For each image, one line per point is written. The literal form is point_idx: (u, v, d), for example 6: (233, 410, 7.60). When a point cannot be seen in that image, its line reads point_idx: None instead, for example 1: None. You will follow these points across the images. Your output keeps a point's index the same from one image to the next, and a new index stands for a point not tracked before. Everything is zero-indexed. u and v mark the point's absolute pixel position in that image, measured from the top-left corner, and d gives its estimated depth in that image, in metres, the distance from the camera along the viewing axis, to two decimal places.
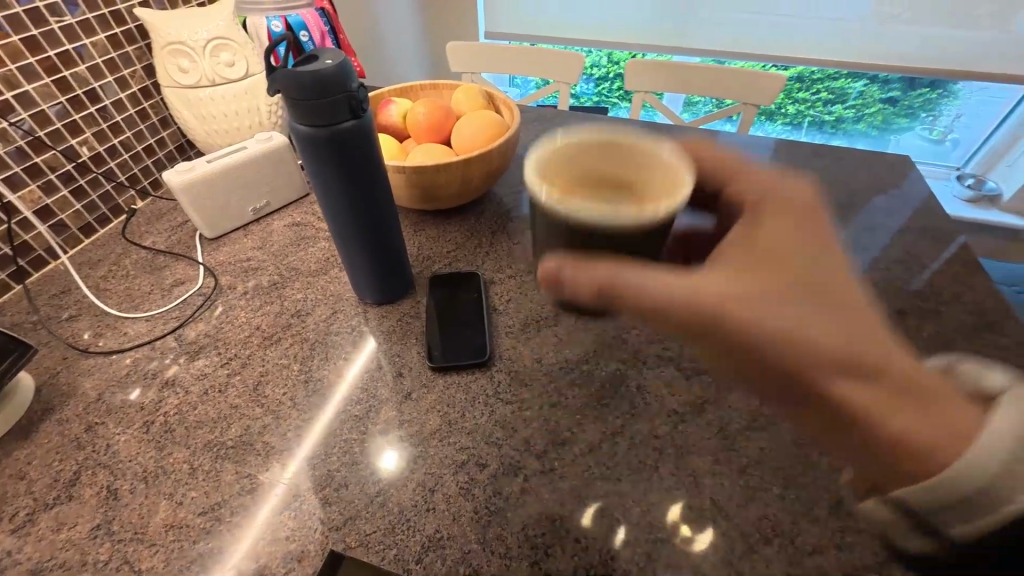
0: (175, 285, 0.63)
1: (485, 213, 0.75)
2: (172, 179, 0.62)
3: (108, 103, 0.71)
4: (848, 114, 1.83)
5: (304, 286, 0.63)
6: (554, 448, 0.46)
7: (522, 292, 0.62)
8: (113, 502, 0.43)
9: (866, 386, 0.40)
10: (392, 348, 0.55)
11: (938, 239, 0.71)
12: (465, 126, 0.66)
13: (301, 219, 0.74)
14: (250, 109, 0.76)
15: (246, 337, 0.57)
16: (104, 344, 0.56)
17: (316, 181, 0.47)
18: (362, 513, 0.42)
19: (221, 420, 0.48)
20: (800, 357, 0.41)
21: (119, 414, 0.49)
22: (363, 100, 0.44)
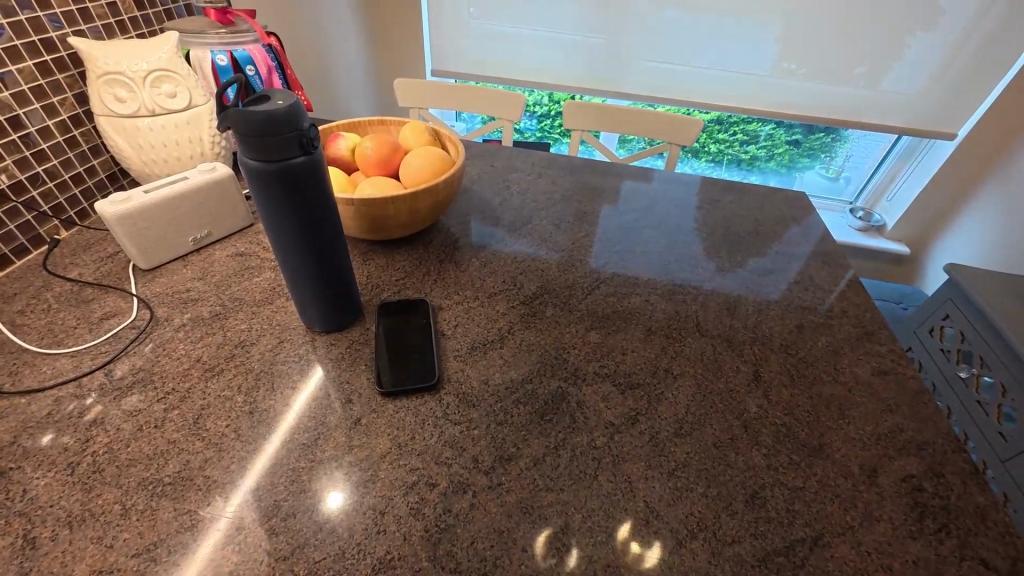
0: (104, 318, 0.61)
1: (432, 243, 0.78)
2: (106, 210, 0.60)
3: (33, 130, 0.68)
4: (761, 153, 2.06)
5: (249, 316, 0.62)
6: (501, 464, 0.48)
7: (469, 317, 0.65)
8: (30, 551, 0.40)
9: None
10: (340, 375, 0.56)
11: (828, 263, 0.82)
12: (411, 161, 0.70)
13: (245, 249, 0.73)
14: (191, 139, 0.76)
15: (185, 370, 0.55)
16: (19, 383, 0.53)
17: (265, 212, 0.48)
18: (311, 540, 0.42)
19: (157, 456, 0.47)
20: None
21: (39, 457, 0.46)
22: (314, 138, 0.46)
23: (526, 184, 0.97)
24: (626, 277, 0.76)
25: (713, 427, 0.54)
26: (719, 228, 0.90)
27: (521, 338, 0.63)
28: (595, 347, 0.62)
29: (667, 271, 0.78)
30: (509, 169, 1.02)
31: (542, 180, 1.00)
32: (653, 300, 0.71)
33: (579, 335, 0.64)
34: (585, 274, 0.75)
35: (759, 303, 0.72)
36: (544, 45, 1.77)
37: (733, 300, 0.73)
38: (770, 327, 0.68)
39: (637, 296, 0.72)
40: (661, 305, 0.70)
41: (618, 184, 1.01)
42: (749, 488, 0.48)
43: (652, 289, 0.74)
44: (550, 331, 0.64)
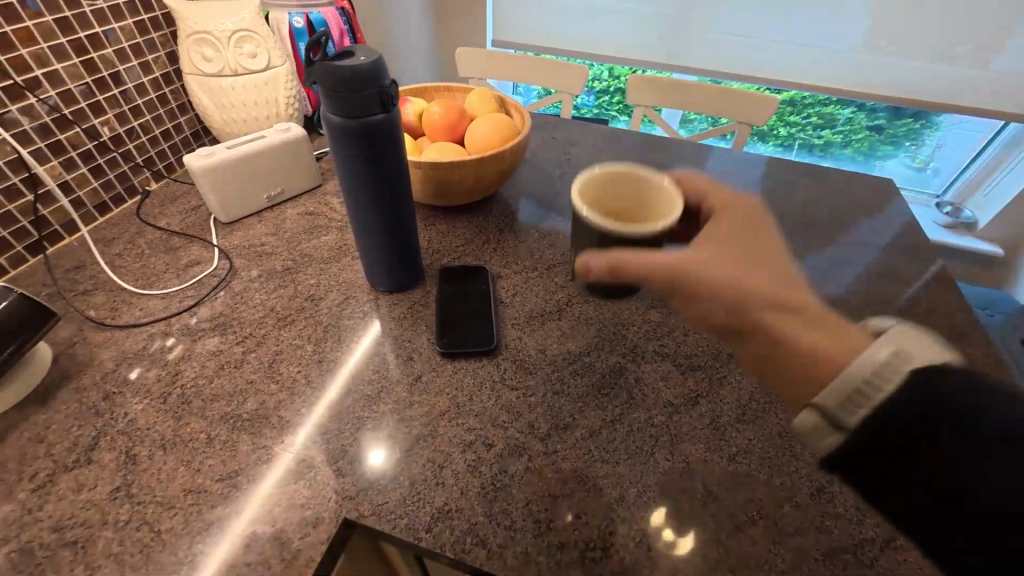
0: (189, 265, 0.65)
1: (492, 212, 0.77)
2: (193, 163, 0.64)
3: (131, 86, 0.72)
4: (836, 139, 1.90)
5: (317, 272, 0.65)
6: (557, 432, 0.49)
7: (527, 287, 0.65)
8: (132, 466, 0.44)
9: (793, 312, 0.40)
10: (403, 334, 0.57)
11: (917, 255, 0.75)
12: (477, 128, 0.70)
13: (314, 208, 0.76)
14: (268, 100, 0.79)
15: (260, 318, 0.58)
16: (119, 318, 0.57)
17: (342, 167, 0.50)
18: (374, 485, 0.44)
19: (237, 393, 0.50)
20: (738, 290, 0.42)
21: (137, 385, 0.51)
22: (394, 96, 0.46)
23: (588, 158, 0.95)
24: None
25: (779, 416, 0.51)
26: (793, 213, 0.84)
27: (579, 311, 0.62)
28: (655, 326, 0.61)
29: None
30: (570, 142, 1.00)
31: (604, 155, 0.97)
32: None
33: (638, 313, 0.63)
34: None
35: (834, 294, 0.68)
36: (609, 15, 1.70)
37: None
38: (846, 319, 0.64)
39: None
40: None
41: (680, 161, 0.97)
42: (816, 482, 0.46)
43: None
44: (609, 307, 0.63)
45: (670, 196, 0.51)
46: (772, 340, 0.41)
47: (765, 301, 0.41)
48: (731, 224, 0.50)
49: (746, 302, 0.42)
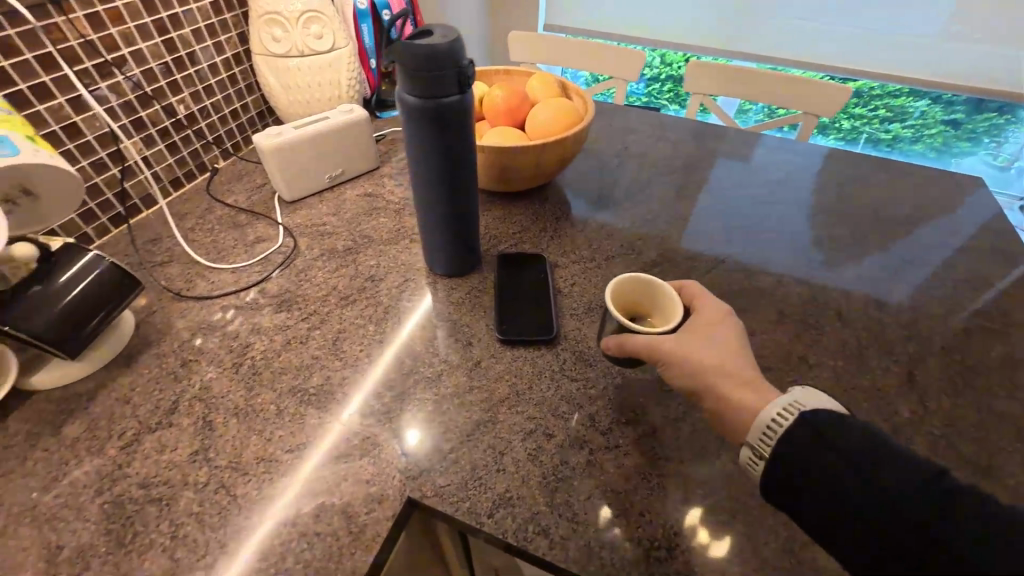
0: (256, 242, 0.67)
1: (549, 200, 0.76)
2: (262, 142, 0.66)
3: (205, 66, 0.73)
4: (906, 133, 1.77)
5: (377, 253, 0.66)
6: (618, 427, 0.48)
7: (586, 278, 0.63)
8: (208, 431, 0.46)
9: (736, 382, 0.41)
10: (461, 318, 0.57)
11: (1009, 261, 0.69)
12: (540, 114, 0.68)
13: (373, 190, 0.77)
14: (332, 82, 0.79)
15: (324, 296, 0.60)
16: (193, 289, 0.60)
17: (414, 149, 0.49)
18: (436, 467, 0.44)
19: (304, 368, 0.52)
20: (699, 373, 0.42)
21: (211, 355, 0.53)
22: (470, 77, 0.46)
23: (645, 147, 0.92)
24: (754, 254, 0.69)
25: None
26: (868, 210, 0.79)
27: None
28: None
29: (802, 253, 0.70)
30: (627, 130, 0.97)
31: (663, 144, 0.93)
32: (787, 282, 0.65)
33: None
34: (709, 247, 0.70)
35: (914, 299, 0.63)
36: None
37: (883, 292, 0.64)
38: (929, 327, 0.59)
39: (768, 275, 0.66)
40: (795, 289, 0.64)
41: (735, 150, 0.93)
42: None
43: (784, 270, 0.67)
44: None
45: (673, 306, 0.49)
46: (716, 413, 0.41)
47: (717, 386, 0.41)
48: (710, 316, 0.47)
49: (701, 383, 0.42)
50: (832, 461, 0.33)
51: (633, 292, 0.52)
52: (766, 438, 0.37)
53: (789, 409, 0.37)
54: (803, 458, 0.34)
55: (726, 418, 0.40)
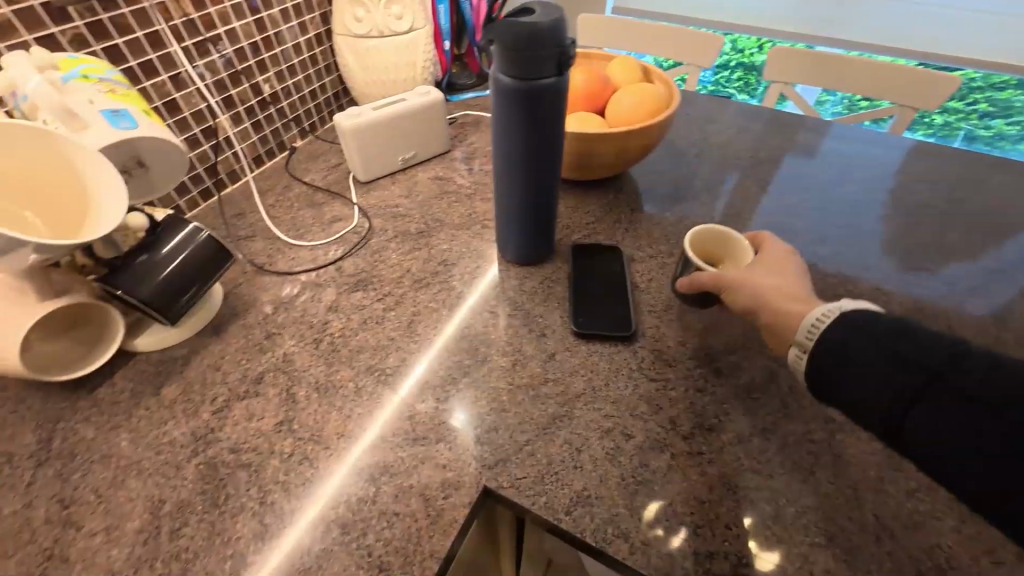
0: (333, 221, 0.68)
1: (623, 191, 0.73)
2: (343, 123, 0.66)
3: (290, 45, 0.74)
4: (1012, 130, 1.53)
5: (449, 238, 0.65)
6: (702, 433, 0.45)
7: (664, 274, 0.60)
8: (292, 403, 0.47)
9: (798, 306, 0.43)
10: (535, 308, 0.56)
11: None
12: (622, 100, 0.65)
13: (444, 174, 0.76)
14: (408, 63, 0.79)
15: (398, 277, 0.60)
16: (275, 264, 0.62)
17: (502, 132, 0.48)
18: (512, 458, 0.43)
19: (380, 348, 0.52)
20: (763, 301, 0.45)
21: (293, 329, 0.54)
22: (569, 59, 0.44)
23: (726, 138, 0.86)
24: (848, 257, 0.64)
25: None
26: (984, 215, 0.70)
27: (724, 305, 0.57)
28: None
29: (906, 260, 0.64)
30: (705, 119, 0.91)
31: (745, 135, 0.87)
32: (887, 291, 0.59)
33: None
34: (798, 248, 0.65)
35: None
36: None
37: (1002, 308, 0.57)
38: None
39: (866, 282, 0.61)
40: (898, 298, 0.58)
41: (825, 141, 0.86)
42: None
43: (884, 277, 0.61)
44: None
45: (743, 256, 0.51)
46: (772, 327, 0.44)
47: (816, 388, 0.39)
48: (774, 256, 0.50)
49: (759, 303, 0.45)
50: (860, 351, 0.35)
51: (705, 246, 0.54)
52: (810, 334, 0.38)
53: (832, 310, 0.38)
54: (839, 350, 0.36)
55: (779, 329, 0.43)
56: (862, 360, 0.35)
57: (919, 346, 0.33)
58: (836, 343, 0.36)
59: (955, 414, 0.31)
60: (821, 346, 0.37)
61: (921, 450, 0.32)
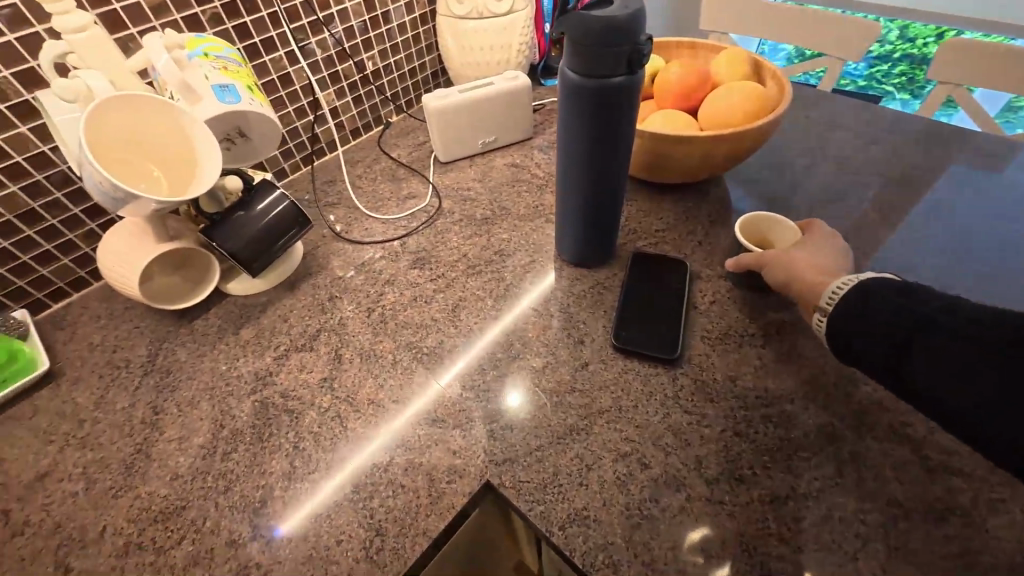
0: (408, 197, 0.72)
1: (707, 199, 0.67)
2: (429, 104, 0.68)
3: (396, 25, 0.77)
4: None
5: (511, 228, 0.65)
6: (729, 482, 0.41)
7: (731, 298, 0.55)
8: (337, 364, 0.52)
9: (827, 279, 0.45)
10: (579, 313, 0.55)
11: None
12: (723, 97, 0.59)
13: (520, 161, 0.76)
14: (503, 46, 0.79)
15: (454, 261, 0.62)
16: (350, 232, 0.67)
17: (565, 130, 0.46)
18: (520, 459, 0.43)
19: (423, 327, 0.55)
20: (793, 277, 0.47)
21: (352, 294, 0.59)
22: (643, 57, 0.40)
23: (851, 149, 0.74)
24: None
25: None
26: None
27: (794, 345, 0.50)
28: None
29: None
30: (831, 125, 0.79)
31: (877, 148, 0.74)
32: None
33: None
34: None
35: None
36: None
37: None
38: None
39: None
40: None
41: (995, 167, 0.69)
42: None
43: None
44: None
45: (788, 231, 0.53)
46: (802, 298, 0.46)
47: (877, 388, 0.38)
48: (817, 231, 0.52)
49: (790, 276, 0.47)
50: (867, 311, 0.38)
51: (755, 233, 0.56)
52: (830, 300, 0.42)
53: (851, 279, 0.41)
54: (851, 311, 0.39)
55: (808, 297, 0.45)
56: (874, 318, 0.38)
57: (923, 303, 0.36)
58: (854, 307, 0.39)
59: (949, 354, 0.33)
60: (838, 311, 0.40)
61: (927, 396, 0.34)
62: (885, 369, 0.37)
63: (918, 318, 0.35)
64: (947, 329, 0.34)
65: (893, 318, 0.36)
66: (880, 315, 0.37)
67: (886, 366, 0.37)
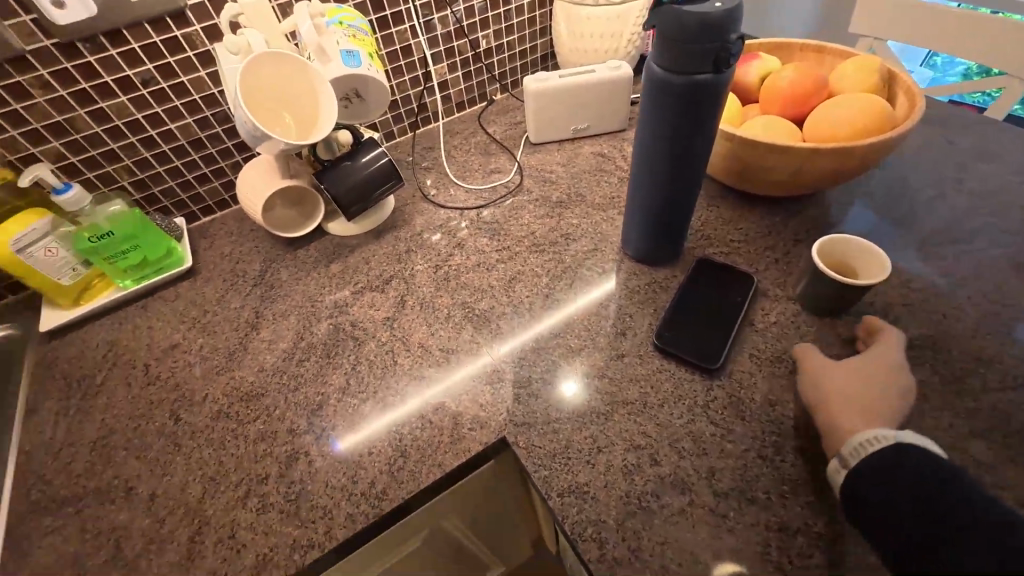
0: (493, 171, 0.76)
1: (799, 217, 0.62)
2: (529, 85, 0.71)
3: (514, 7, 0.81)
4: None
5: (582, 214, 0.67)
6: (738, 499, 0.41)
7: (794, 324, 0.52)
8: (400, 308, 0.59)
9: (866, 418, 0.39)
10: (628, 307, 0.55)
11: None
12: (839, 107, 0.54)
13: (607, 152, 0.76)
14: (613, 35, 0.79)
15: (521, 237, 0.65)
16: (436, 195, 0.73)
17: (644, 123, 0.47)
18: (537, 426, 0.46)
19: (479, 291, 0.59)
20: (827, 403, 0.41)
21: (426, 251, 0.65)
22: (734, 56, 0.40)
23: (1001, 186, 0.63)
24: None
25: None
26: None
27: None
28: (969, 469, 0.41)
29: None
30: (983, 155, 0.67)
31: None
32: None
33: (944, 435, 0.43)
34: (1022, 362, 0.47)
35: None
36: None
37: None
38: None
39: None
40: None
41: None
42: None
43: None
44: None
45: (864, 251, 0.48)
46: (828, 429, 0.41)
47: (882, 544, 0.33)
48: (882, 361, 0.44)
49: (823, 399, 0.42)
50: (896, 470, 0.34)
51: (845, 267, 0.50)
52: (856, 450, 0.37)
53: (886, 434, 0.36)
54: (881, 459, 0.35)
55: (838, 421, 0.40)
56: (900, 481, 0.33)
57: (959, 478, 0.32)
58: (882, 463, 0.35)
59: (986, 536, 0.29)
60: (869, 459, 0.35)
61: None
62: (916, 526, 0.31)
63: (952, 493, 0.31)
64: (986, 508, 0.30)
65: (923, 477, 0.33)
66: (909, 468, 0.34)
67: (913, 526, 0.32)
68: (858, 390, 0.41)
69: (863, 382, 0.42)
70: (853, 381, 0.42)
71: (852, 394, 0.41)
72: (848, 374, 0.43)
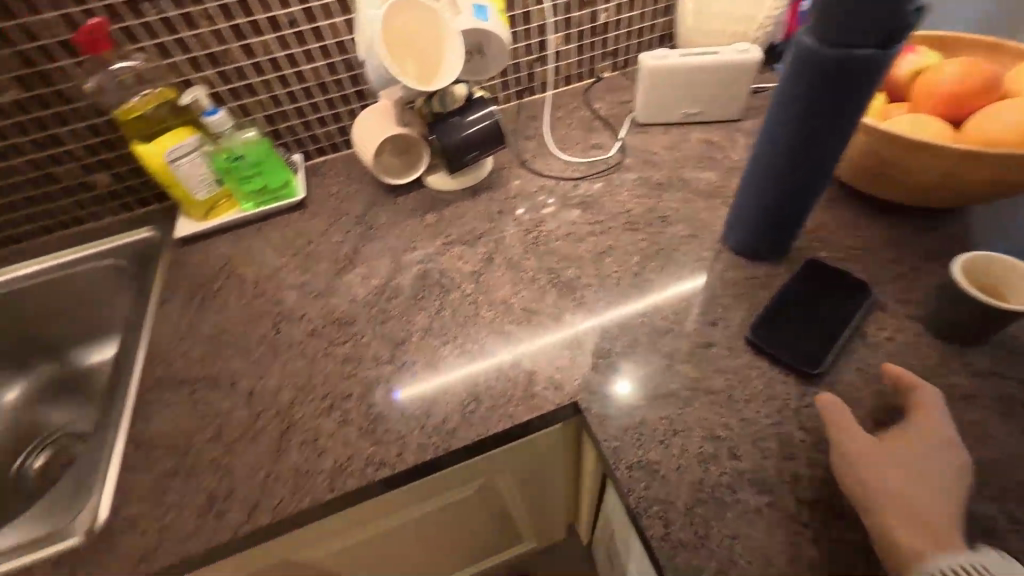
0: (594, 147, 0.75)
1: (934, 232, 0.55)
2: (646, 61, 0.69)
3: None
4: None
5: (683, 200, 0.64)
6: (824, 513, 0.38)
7: (914, 345, 0.47)
8: (487, 264, 0.60)
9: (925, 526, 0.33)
10: (722, 298, 0.53)
11: None
12: (1011, 111, 0.48)
13: (718, 140, 0.72)
14: (745, 18, 0.74)
15: (615, 214, 0.64)
16: (534, 163, 0.73)
17: (780, 99, 0.43)
18: (612, 398, 0.46)
19: (567, 260, 0.59)
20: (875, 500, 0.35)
21: (518, 215, 0.66)
22: (906, 28, 0.36)
23: None
24: None
25: None
26: None
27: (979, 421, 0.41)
28: None
29: None
30: None
31: None
32: None
33: None
34: None
35: None
36: None
37: None
38: None
39: None
40: None
41: None
42: None
43: None
44: None
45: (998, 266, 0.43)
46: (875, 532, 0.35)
47: None
48: (932, 434, 0.38)
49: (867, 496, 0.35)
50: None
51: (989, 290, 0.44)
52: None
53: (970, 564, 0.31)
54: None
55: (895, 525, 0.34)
56: None
57: None
58: None
59: None
60: None
61: None
62: None
63: None
64: None
65: None
66: None
67: None
68: (885, 466, 0.36)
69: (888, 456, 0.37)
70: (876, 453, 0.37)
71: (901, 494, 0.35)
72: (869, 442, 0.37)
